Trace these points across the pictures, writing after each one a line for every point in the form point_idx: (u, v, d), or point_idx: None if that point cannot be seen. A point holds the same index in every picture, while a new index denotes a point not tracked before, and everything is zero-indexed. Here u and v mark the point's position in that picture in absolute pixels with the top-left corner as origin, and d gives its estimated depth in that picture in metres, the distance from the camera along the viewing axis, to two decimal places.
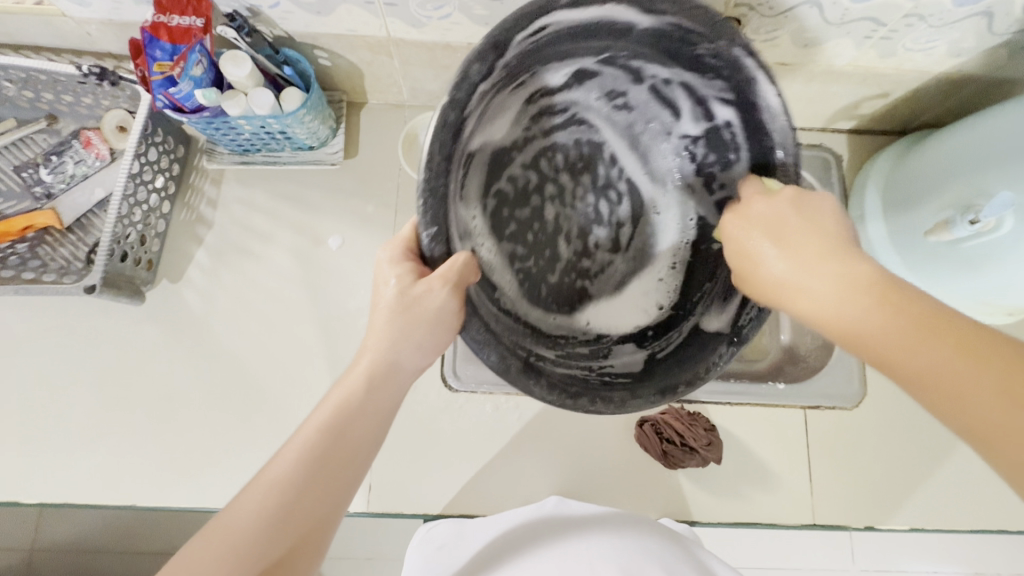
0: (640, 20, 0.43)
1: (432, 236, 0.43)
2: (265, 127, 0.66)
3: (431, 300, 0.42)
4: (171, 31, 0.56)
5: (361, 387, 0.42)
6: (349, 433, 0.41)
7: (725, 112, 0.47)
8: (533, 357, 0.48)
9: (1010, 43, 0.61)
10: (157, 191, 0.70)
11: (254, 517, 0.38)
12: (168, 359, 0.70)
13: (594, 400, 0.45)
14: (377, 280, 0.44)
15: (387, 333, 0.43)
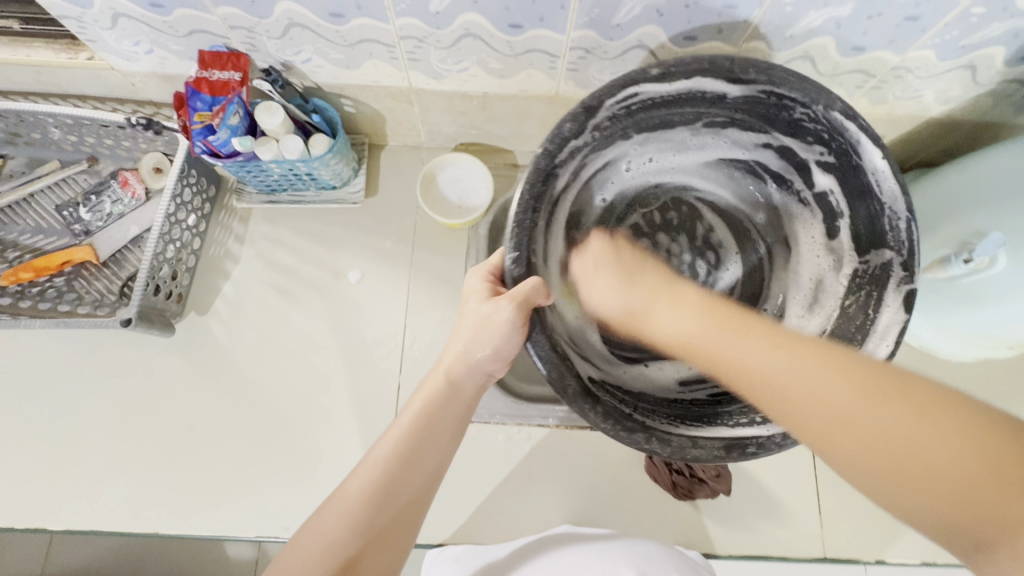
0: (731, 88, 0.48)
1: (514, 260, 0.47)
2: (293, 169, 0.70)
3: (496, 315, 0.46)
4: (212, 85, 0.61)
5: (442, 384, 0.47)
6: (439, 415, 0.46)
7: (824, 179, 0.54)
8: (601, 391, 0.48)
9: (994, 92, 0.64)
10: (190, 228, 0.74)
11: (367, 487, 0.42)
12: (193, 389, 0.73)
13: (649, 438, 0.45)
14: (464, 293, 0.50)
15: (466, 340, 0.48)
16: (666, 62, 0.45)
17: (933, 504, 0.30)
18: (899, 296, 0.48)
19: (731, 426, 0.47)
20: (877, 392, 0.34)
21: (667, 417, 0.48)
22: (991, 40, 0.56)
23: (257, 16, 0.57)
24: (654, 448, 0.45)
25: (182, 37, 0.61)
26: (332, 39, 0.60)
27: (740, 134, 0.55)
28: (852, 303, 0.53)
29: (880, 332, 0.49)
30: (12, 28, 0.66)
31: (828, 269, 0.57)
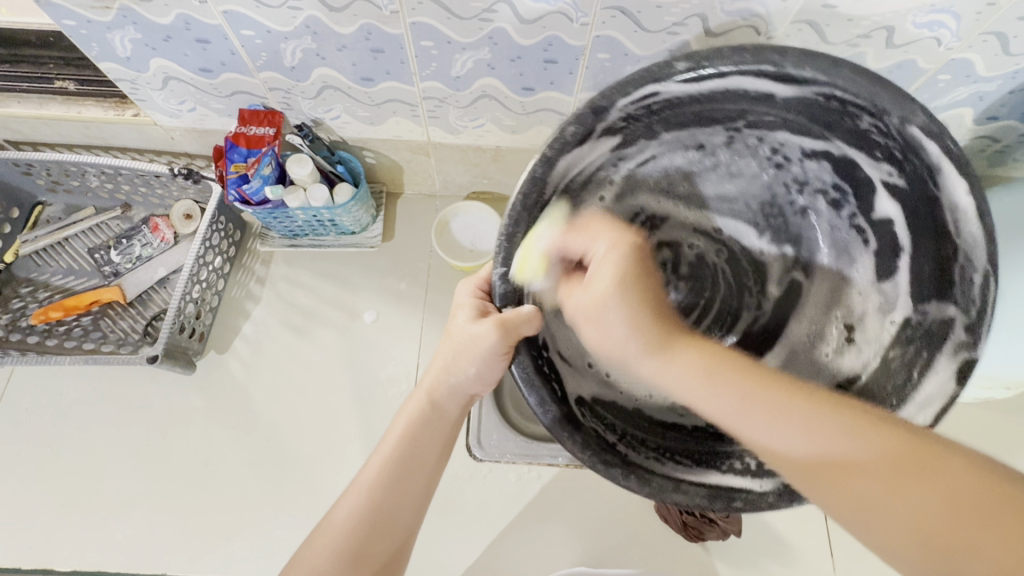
0: (780, 89, 0.39)
1: (503, 276, 0.42)
2: (317, 216, 0.75)
3: (482, 341, 0.42)
4: (249, 139, 0.67)
5: (427, 402, 0.46)
6: (426, 438, 0.45)
7: (887, 206, 0.43)
8: (583, 415, 0.44)
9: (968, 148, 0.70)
10: (216, 270, 0.78)
11: (353, 513, 0.42)
12: (210, 426, 0.74)
13: (629, 475, 0.41)
14: (454, 307, 0.47)
15: (448, 353, 0.46)
16: (694, 56, 0.37)
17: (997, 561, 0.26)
18: (951, 362, 0.39)
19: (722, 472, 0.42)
20: (902, 456, 0.29)
21: (655, 453, 0.44)
22: (959, 102, 0.62)
23: (296, 79, 0.63)
24: (630, 485, 0.40)
25: (225, 97, 0.67)
26: (361, 100, 0.66)
27: (784, 144, 0.45)
28: (896, 359, 0.43)
29: (919, 398, 0.40)
30: (68, 88, 0.72)
31: (873, 311, 0.46)
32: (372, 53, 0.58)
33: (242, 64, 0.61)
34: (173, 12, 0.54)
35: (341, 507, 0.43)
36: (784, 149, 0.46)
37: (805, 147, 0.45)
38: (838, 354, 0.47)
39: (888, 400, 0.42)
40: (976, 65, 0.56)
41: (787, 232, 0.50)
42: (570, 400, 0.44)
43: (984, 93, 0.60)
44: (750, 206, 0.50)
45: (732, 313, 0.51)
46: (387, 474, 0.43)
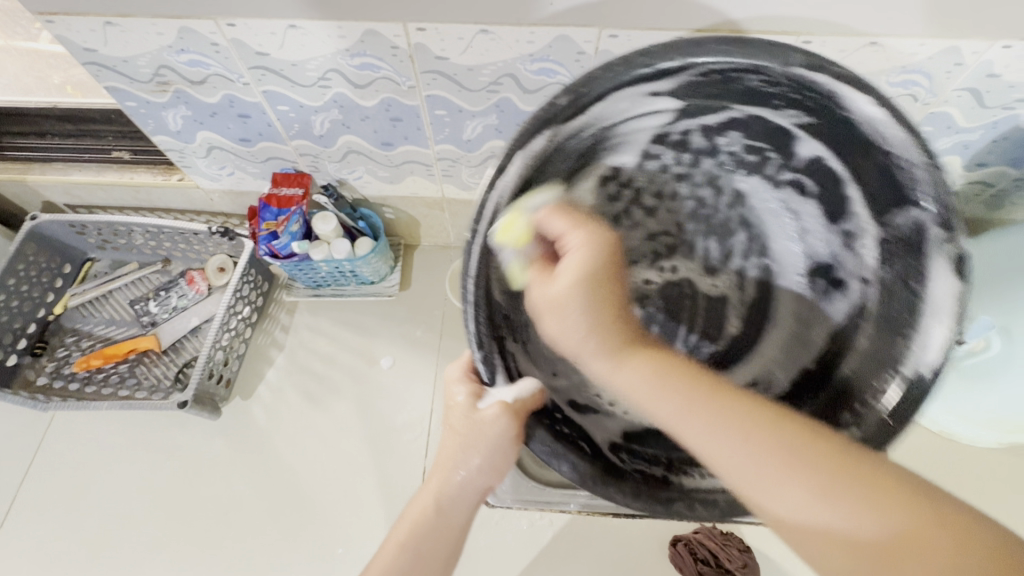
0: (663, 81, 0.41)
1: (483, 359, 0.45)
2: (339, 267, 0.80)
3: (493, 425, 0.43)
4: (279, 199, 0.73)
5: (430, 504, 0.44)
6: (433, 546, 0.42)
7: (808, 148, 0.45)
8: (626, 460, 0.47)
9: (962, 193, 0.73)
10: (245, 319, 0.83)
11: None
12: (231, 471, 0.77)
13: (691, 506, 0.43)
14: (447, 396, 0.47)
15: (451, 447, 0.45)
16: (571, 86, 0.40)
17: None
18: (944, 260, 0.40)
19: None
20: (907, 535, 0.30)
21: (704, 466, 0.46)
22: (945, 150, 0.65)
23: (323, 146, 0.70)
24: (698, 514, 0.43)
25: (261, 162, 0.74)
26: (381, 162, 0.73)
27: (691, 130, 0.48)
28: (889, 273, 0.45)
29: (934, 303, 0.40)
30: (123, 157, 0.81)
31: (841, 252, 0.48)
32: (391, 121, 0.65)
33: (277, 134, 0.68)
34: (219, 92, 0.62)
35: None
36: (692, 142, 0.49)
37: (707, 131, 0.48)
38: (828, 304, 0.50)
39: (907, 321, 0.43)
40: (955, 117, 0.59)
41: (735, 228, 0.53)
42: (603, 450, 0.48)
43: (968, 142, 0.63)
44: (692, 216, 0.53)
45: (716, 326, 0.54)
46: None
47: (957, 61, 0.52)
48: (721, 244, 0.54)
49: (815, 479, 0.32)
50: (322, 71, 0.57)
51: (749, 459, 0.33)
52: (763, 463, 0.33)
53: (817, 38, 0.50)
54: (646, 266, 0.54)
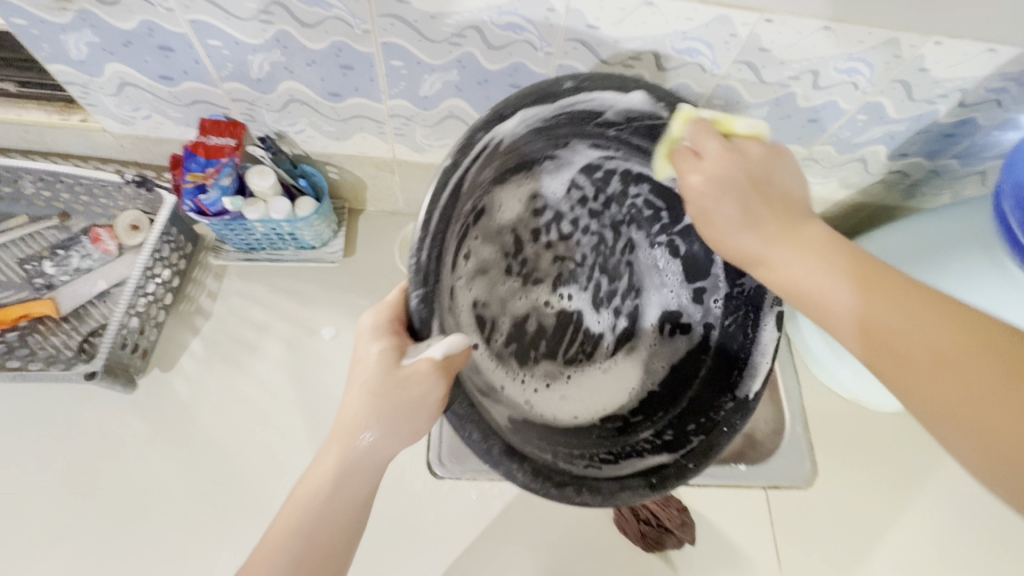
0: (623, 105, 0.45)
1: (420, 298, 0.42)
2: (277, 229, 0.74)
3: (420, 385, 0.41)
4: (208, 149, 0.66)
5: (332, 471, 0.42)
6: (329, 517, 0.41)
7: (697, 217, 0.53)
8: (522, 441, 0.48)
9: (883, 181, 0.79)
10: (163, 283, 0.74)
11: None
12: (151, 451, 0.70)
13: (580, 490, 0.46)
14: (361, 342, 0.43)
15: (358, 409, 0.42)
16: (580, 74, 0.42)
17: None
18: (774, 316, 0.51)
19: (642, 456, 0.53)
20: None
21: (585, 459, 0.50)
22: (874, 140, 0.70)
23: (261, 91, 0.63)
24: (585, 498, 0.46)
25: (185, 106, 0.66)
26: (327, 114, 0.67)
27: (613, 170, 0.53)
28: (731, 323, 0.54)
29: (762, 348, 0.52)
30: (9, 90, 0.69)
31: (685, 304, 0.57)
32: (341, 69, 0.59)
33: (206, 73, 0.61)
34: (136, 18, 0.54)
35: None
36: (606, 186, 0.54)
37: (615, 178, 0.53)
38: (670, 343, 0.58)
39: (743, 357, 0.53)
40: (887, 107, 0.64)
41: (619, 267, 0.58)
42: (504, 431, 0.47)
43: (895, 132, 0.69)
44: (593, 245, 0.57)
45: (591, 347, 0.59)
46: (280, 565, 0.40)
47: (896, 54, 0.56)
48: (607, 280, 0.58)
49: (928, 318, 0.34)
50: (264, 4, 0.51)
51: (910, 333, 0.34)
52: (918, 338, 0.34)
53: (777, 17, 0.52)
54: (547, 289, 0.57)
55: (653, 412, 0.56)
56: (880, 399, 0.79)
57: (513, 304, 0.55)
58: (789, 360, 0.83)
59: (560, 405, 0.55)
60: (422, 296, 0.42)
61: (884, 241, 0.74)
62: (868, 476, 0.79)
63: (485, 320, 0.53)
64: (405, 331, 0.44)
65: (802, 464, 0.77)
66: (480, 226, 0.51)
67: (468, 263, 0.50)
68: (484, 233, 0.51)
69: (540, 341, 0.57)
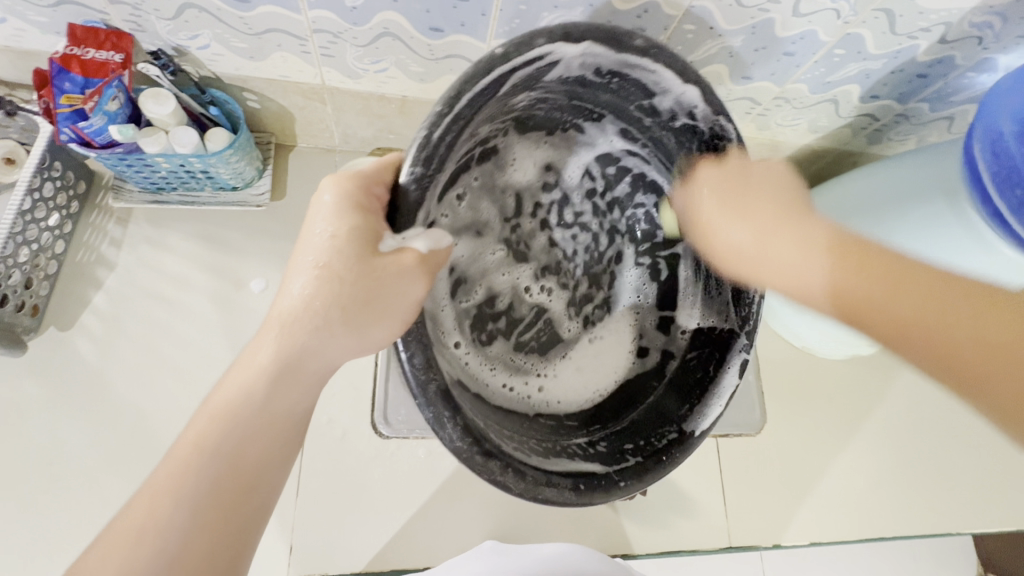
0: (661, 99, 0.45)
1: (414, 178, 0.37)
2: (185, 166, 0.63)
3: (396, 277, 0.38)
4: (85, 64, 0.54)
5: (267, 375, 0.37)
6: (259, 429, 0.37)
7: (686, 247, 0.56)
8: (458, 397, 0.42)
9: (852, 125, 0.76)
10: (51, 230, 0.64)
11: (151, 507, 0.34)
12: (55, 418, 0.62)
13: (506, 469, 0.40)
14: (315, 216, 0.39)
15: (312, 297, 0.38)
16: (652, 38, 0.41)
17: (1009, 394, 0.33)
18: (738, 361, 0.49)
19: (572, 458, 0.47)
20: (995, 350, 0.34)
21: (516, 442, 0.44)
22: (849, 78, 0.66)
23: None
24: (507, 480, 0.40)
25: (48, 8, 0.53)
26: (235, 26, 0.56)
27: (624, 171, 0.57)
28: (695, 358, 0.53)
29: (719, 391, 0.49)
30: None
31: (648, 326, 0.58)
32: None
33: None
34: None
35: (98, 558, 0.33)
36: (614, 186, 0.58)
37: (616, 189, 0.58)
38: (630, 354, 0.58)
39: (697, 394, 0.50)
40: (867, 41, 0.59)
41: (603, 267, 0.60)
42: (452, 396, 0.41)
43: (871, 71, 0.64)
44: (581, 236, 0.60)
45: (554, 338, 0.59)
46: (195, 484, 0.35)
47: None
48: (586, 277, 0.60)
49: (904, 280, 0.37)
50: None
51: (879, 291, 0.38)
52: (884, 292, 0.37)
53: None
54: (529, 276, 0.59)
55: (590, 424, 0.53)
56: (826, 347, 0.80)
57: (496, 275, 0.57)
58: None
59: (505, 389, 0.53)
60: (417, 178, 0.37)
61: (850, 186, 0.71)
62: (814, 421, 0.81)
63: (461, 278, 0.54)
64: (385, 215, 0.39)
65: (753, 413, 0.79)
66: (484, 172, 0.53)
67: (465, 212, 0.52)
68: (484, 184, 0.54)
69: (503, 322, 0.57)
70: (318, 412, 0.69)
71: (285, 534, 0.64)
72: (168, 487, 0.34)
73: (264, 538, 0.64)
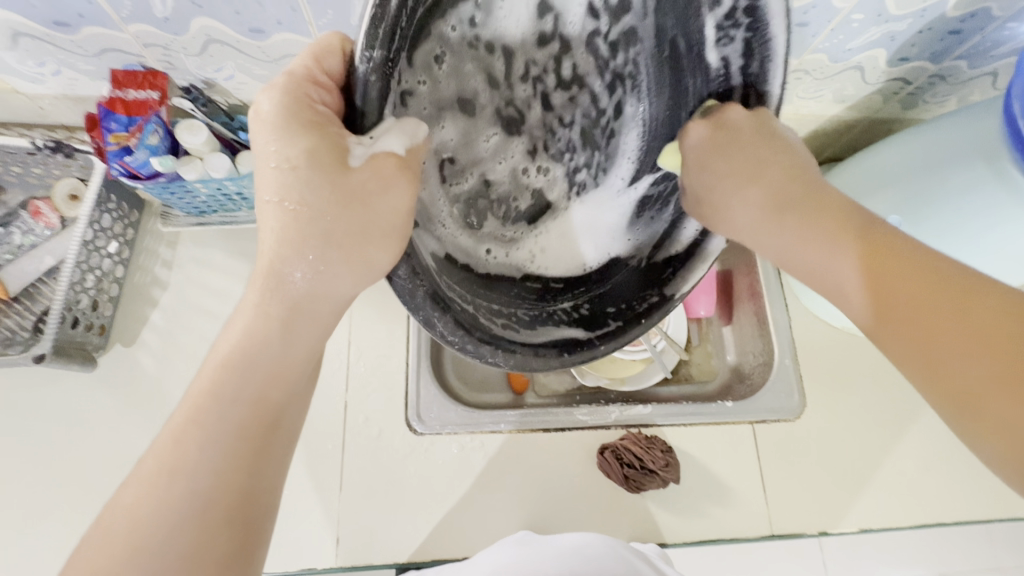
0: None
1: (366, 60, 0.32)
2: (221, 189, 0.68)
3: (370, 182, 0.39)
4: (128, 104, 0.60)
5: (273, 318, 0.39)
6: (271, 372, 0.39)
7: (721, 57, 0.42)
8: (447, 281, 0.44)
9: (882, 91, 0.72)
10: (111, 256, 0.71)
11: (176, 446, 0.36)
12: (122, 425, 0.68)
13: (494, 351, 0.44)
14: (260, 120, 0.40)
15: (291, 237, 0.40)
16: None
17: (983, 372, 0.33)
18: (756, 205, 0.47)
19: (557, 325, 0.51)
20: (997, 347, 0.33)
21: (504, 317, 0.48)
22: (872, 43, 0.62)
23: (172, 33, 0.56)
24: (498, 360, 0.44)
25: (93, 56, 0.59)
26: (255, 56, 0.60)
27: None
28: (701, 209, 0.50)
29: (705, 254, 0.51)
30: None
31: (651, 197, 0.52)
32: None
33: (103, 15, 0.53)
34: None
35: (133, 499, 0.35)
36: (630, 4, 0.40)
37: (629, 11, 0.41)
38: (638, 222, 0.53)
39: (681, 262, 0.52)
40: (886, 2, 0.56)
41: (608, 135, 0.49)
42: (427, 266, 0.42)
43: (895, 32, 0.61)
44: (582, 94, 0.46)
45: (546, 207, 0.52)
46: (215, 427, 0.37)
47: None
48: (585, 143, 0.49)
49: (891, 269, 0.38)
50: None
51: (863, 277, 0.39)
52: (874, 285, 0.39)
53: None
54: (521, 153, 0.48)
55: (575, 287, 0.54)
56: None
57: (482, 150, 0.46)
58: (776, 290, 0.81)
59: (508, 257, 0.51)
60: (376, 65, 0.33)
61: (879, 156, 0.68)
62: (857, 403, 0.78)
63: (446, 164, 0.45)
64: (342, 123, 0.39)
65: (790, 397, 0.77)
66: (461, 17, 0.37)
67: (442, 78, 0.39)
68: (461, 37, 0.38)
69: (495, 199, 0.49)
70: (356, 412, 0.72)
71: (331, 528, 0.68)
72: (193, 425, 0.36)
73: (312, 531, 0.68)
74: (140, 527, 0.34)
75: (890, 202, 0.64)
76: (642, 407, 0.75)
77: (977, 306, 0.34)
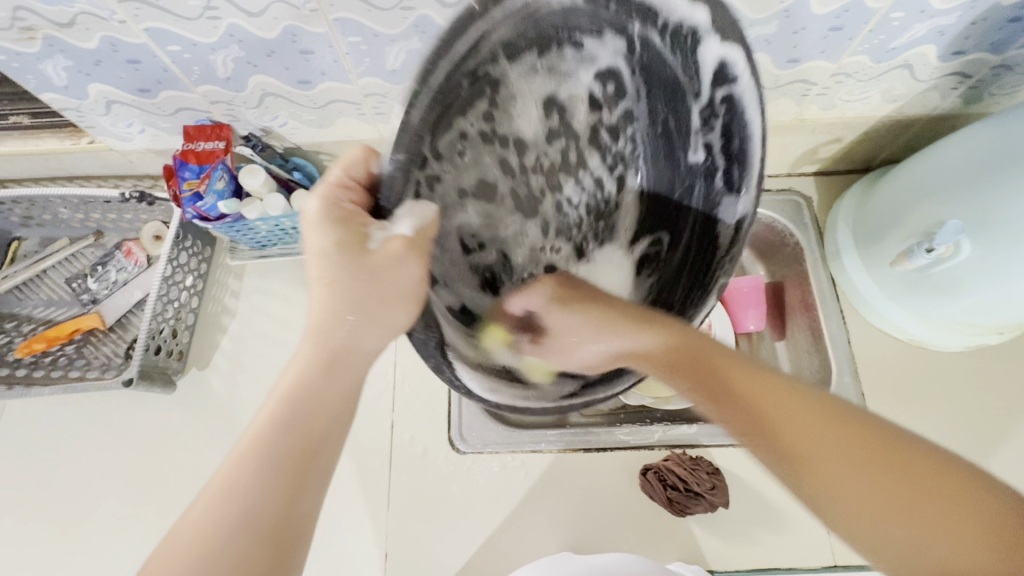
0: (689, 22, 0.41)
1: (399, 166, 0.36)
2: (279, 225, 0.74)
3: (391, 266, 0.41)
4: (199, 155, 0.67)
5: (319, 364, 0.41)
6: (317, 406, 0.40)
7: (701, 154, 0.51)
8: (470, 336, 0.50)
9: (938, 87, 0.67)
10: (188, 289, 0.79)
11: (237, 469, 0.37)
12: (197, 441, 0.75)
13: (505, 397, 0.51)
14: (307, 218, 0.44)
15: (332, 308, 0.43)
16: None
17: (874, 511, 0.34)
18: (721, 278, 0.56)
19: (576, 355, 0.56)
20: (886, 457, 0.35)
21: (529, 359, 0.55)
22: (918, 40, 0.59)
23: (234, 90, 0.63)
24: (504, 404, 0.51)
25: (170, 114, 0.67)
26: (304, 104, 0.66)
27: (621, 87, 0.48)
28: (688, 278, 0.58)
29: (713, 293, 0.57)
30: (23, 122, 0.72)
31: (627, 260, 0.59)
32: (302, 55, 0.57)
33: (178, 80, 0.61)
34: (95, 35, 0.54)
35: (199, 515, 0.36)
36: (612, 111, 0.50)
37: (621, 105, 0.50)
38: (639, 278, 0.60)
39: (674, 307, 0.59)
40: None
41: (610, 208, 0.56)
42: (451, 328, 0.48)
43: (944, 27, 0.57)
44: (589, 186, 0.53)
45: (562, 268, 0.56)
46: (270, 456, 0.38)
47: None
48: (591, 221, 0.56)
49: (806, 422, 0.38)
50: None
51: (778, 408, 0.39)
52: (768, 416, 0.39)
53: None
54: (544, 243, 0.53)
55: None
56: (937, 338, 0.71)
57: (507, 234, 0.50)
58: (832, 306, 0.76)
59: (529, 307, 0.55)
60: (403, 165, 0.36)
61: (936, 161, 0.64)
62: (928, 423, 0.72)
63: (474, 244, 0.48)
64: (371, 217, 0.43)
65: None
66: (478, 117, 0.41)
67: (465, 169, 0.43)
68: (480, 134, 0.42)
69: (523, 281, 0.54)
70: (402, 430, 0.76)
71: (379, 542, 0.71)
72: (255, 450, 0.38)
73: (363, 545, 0.71)
74: (203, 546, 0.35)
75: (950, 205, 0.60)
76: (688, 426, 0.73)
77: (862, 445, 0.35)
